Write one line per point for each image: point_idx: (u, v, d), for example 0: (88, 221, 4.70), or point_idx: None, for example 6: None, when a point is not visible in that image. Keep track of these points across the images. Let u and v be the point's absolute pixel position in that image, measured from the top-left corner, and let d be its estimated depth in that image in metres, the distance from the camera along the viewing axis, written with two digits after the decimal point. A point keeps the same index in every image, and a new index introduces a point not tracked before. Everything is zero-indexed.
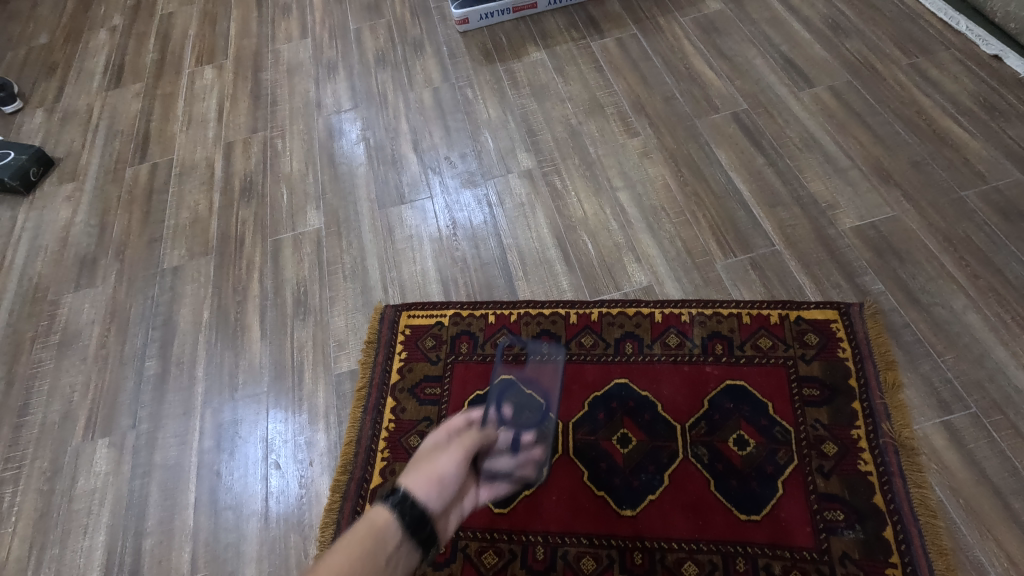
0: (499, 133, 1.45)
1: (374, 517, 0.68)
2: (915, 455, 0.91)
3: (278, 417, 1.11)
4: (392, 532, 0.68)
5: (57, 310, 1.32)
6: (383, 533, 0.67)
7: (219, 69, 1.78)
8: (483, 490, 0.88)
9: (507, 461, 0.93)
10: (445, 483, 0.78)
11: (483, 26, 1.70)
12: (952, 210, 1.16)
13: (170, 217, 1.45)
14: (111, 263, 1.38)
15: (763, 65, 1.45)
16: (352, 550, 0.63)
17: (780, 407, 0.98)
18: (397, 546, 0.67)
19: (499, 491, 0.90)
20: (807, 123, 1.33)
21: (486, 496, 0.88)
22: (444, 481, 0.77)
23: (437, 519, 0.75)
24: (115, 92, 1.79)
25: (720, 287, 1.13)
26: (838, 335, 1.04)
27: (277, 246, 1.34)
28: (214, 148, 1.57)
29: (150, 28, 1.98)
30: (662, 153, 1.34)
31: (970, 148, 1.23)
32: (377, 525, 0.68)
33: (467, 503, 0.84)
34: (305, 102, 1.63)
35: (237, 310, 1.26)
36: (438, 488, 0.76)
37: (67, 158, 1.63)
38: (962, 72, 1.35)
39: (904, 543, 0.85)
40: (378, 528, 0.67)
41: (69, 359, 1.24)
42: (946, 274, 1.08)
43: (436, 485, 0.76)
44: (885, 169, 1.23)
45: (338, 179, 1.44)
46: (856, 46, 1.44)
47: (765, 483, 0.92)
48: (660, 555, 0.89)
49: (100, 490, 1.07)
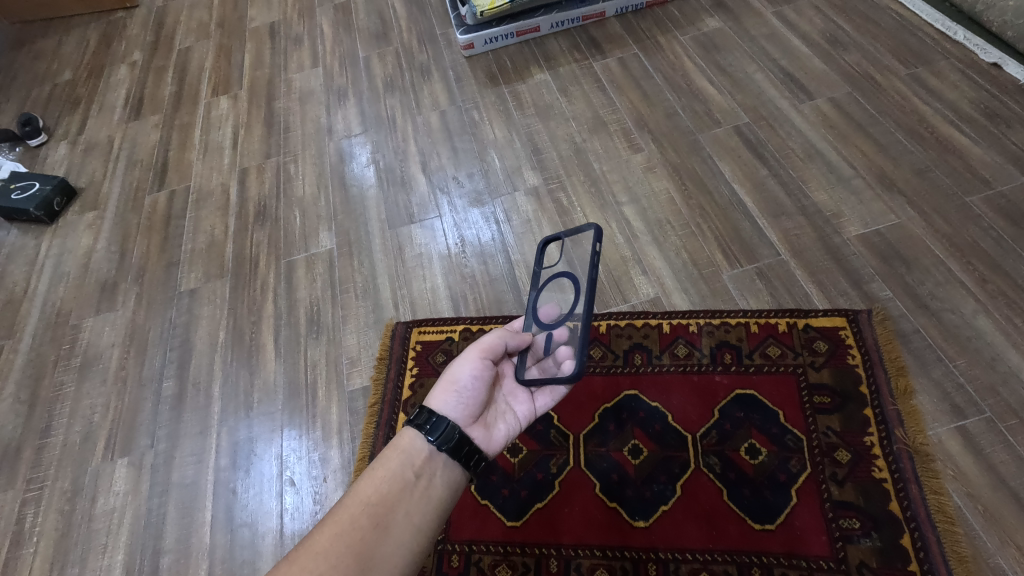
0: (505, 153, 1.49)
1: (399, 438, 0.69)
2: (930, 461, 0.90)
3: (292, 435, 1.12)
4: (420, 452, 0.68)
5: (78, 334, 1.36)
6: (408, 455, 0.68)
7: (234, 99, 1.85)
8: (533, 396, 0.80)
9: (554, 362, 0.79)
10: (463, 394, 0.74)
11: (488, 50, 1.75)
12: (958, 216, 1.16)
13: (187, 241, 1.49)
14: (130, 287, 1.42)
15: (763, 79, 1.48)
16: (376, 479, 0.65)
17: (791, 415, 0.98)
18: (428, 462, 0.68)
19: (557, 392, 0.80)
20: (809, 134, 1.35)
21: (544, 401, 0.80)
22: (461, 389, 0.74)
23: (471, 429, 0.73)
24: (135, 123, 1.86)
25: (727, 297, 1.14)
26: (847, 342, 1.04)
27: (291, 267, 1.37)
28: (229, 174, 1.62)
29: (168, 62, 2.06)
30: (665, 167, 1.36)
31: (973, 155, 1.24)
32: (400, 448, 0.68)
33: (514, 413, 0.79)
34: (317, 128, 1.68)
35: (251, 330, 1.29)
36: (458, 398, 0.74)
37: (88, 187, 1.68)
38: (961, 80, 1.36)
39: (922, 550, 0.84)
40: (404, 451, 0.68)
41: (89, 382, 1.27)
42: (954, 279, 1.08)
43: (452, 394, 0.74)
44: (888, 178, 1.24)
45: (349, 202, 1.48)
46: (855, 58, 1.46)
47: (778, 492, 0.92)
48: (674, 566, 0.88)
49: (119, 510, 1.09)
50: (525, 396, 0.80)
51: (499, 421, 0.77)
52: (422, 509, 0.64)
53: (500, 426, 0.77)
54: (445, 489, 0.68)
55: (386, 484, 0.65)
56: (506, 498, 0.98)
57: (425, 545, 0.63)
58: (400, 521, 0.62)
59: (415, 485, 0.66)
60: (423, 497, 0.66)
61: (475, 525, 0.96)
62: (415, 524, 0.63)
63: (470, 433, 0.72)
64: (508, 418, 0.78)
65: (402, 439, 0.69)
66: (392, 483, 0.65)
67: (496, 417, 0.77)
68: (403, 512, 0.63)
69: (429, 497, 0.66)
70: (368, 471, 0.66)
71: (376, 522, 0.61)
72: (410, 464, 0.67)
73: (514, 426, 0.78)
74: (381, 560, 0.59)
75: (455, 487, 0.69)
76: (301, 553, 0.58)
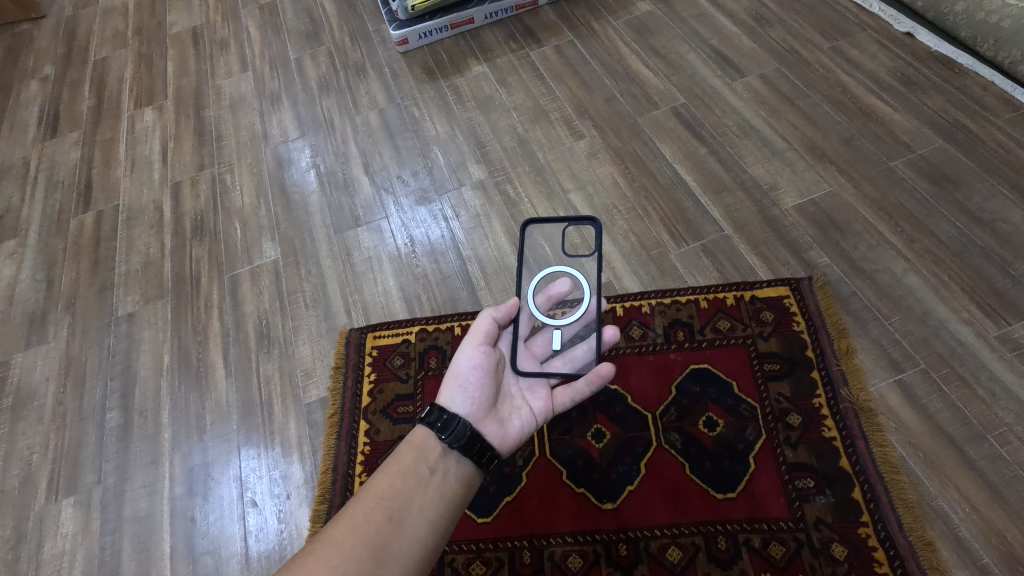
0: (449, 148, 1.47)
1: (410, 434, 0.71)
2: (874, 415, 0.95)
3: (250, 455, 1.09)
4: (433, 448, 0.70)
5: (7, 371, 1.27)
6: (422, 450, 0.69)
7: (160, 110, 1.76)
8: (550, 394, 0.82)
9: (580, 351, 0.85)
10: (469, 385, 0.75)
11: (423, 45, 1.72)
12: (884, 180, 1.22)
13: (121, 263, 1.41)
14: (61, 317, 1.34)
15: (696, 60, 1.51)
16: (389, 474, 0.67)
17: (744, 385, 1.01)
18: (441, 459, 0.69)
19: (576, 390, 0.82)
20: (742, 111, 1.38)
21: (562, 398, 0.82)
22: (465, 382, 0.75)
23: (483, 425, 0.74)
24: (52, 141, 1.74)
25: (675, 276, 1.16)
26: (791, 310, 1.08)
27: (234, 281, 1.32)
28: (161, 190, 1.55)
29: (83, 75, 1.94)
30: (608, 152, 1.37)
31: (894, 121, 1.30)
32: (413, 443, 0.70)
33: (530, 409, 0.80)
34: (251, 135, 1.62)
35: (198, 350, 1.23)
36: (465, 390, 0.74)
37: (5, 214, 1.57)
38: (879, 51, 1.42)
39: (872, 501, 0.88)
40: (418, 445, 0.70)
41: (24, 421, 1.19)
42: (884, 241, 1.14)
43: (458, 389, 0.75)
44: (819, 148, 1.29)
45: (292, 209, 1.43)
46: (780, 34, 1.51)
47: (737, 460, 0.95)
48: (643, 543, 0.90)
49: (69, 552, 1.03)
50: (543, 393, 0.82)
51: (514, 416, 0.78)
52: (434, 504, 0.65)
53: (516, 420, 0.78)
54: (458, 485, 0.69)
55: (400, 480, 0.66)
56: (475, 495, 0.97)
57: (437, 541, 0.64)
58: (412, 515, 0.63)
59: (429, 480, 0.67)
60: (436, 492, 0.66)
61: None
62: (428, 518, 0.64)
63: (483, 430, 0.73)
64: (523, 413, 0.79)
65: (415, 435, 0.71)
66: (404, 478, 0.66)
67: (511, 413, 0.78)
68: (417, 506, 0.64)
69: (443, 492, 0.67)
70: (383, 465, 0.68)
71: (389, 516, 0.63)
72: (423, 459, 0.69)
73: (531, 421, 0.79)
74: (393, 555, 0.60)
75: (466, 482, 0.70)
76: (316, 547, 0.59)
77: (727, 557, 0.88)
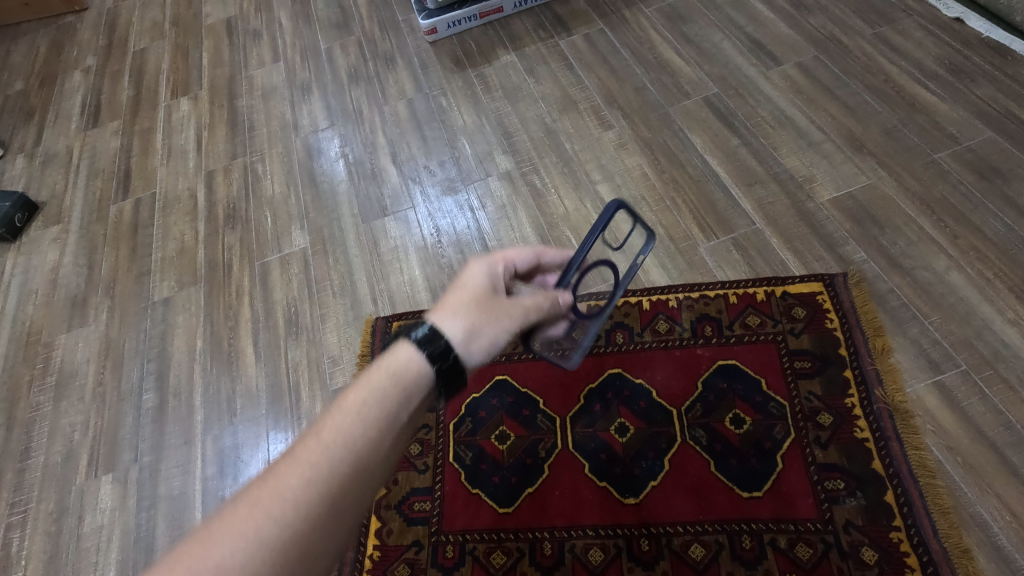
0: (476, 138, 1.46)
1: (399, 361, 0.53)
2: (910, 418, 0.92)
3: (279, 439, 1.11)
4: (419, 385, 0.53)
5: (51, 352, 1.33)
6: (408, 388, 0.53)
7: (195, 100, 1.80)
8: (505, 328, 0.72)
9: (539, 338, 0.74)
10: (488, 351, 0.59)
11: (452, 34, 1.71)
12: (927, 173, 1.17)
13: (157, 250, 1.45)
14: (102, 301, 1.39)
15: (730, 48, 1.47)
16: (368, 415, 0.50)
17: (773, 382, 0.99)
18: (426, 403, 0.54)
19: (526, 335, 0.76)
20: (778, 101, 1.34)
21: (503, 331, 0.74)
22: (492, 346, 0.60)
23: None
24: (93, 131, 1.80)
25: (704, 270, 1.13)
26: (825, 307, 1.04)
27: (265, 269, 1.35)
28: (196, 178, 1.58)
29: (123, 66, 2.00)
30: (637, 143, 1.35)
31: (940, 112, 1.24)
32: (387, 372, 0.53)
33: None
34: (282, 125, 1.64)
35: (229, 336, 1.26)
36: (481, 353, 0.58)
37: (50, 202, 1.63)
38: (926, 37, 1.36)
39: (906, 505, 0.86)
40: (403, 382, 0.53)
41: (66, 401, 1.24)
42: (926, 236, 1.09)
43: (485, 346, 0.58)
44: (858, 140, 1.24)
45: (321, 198, 1.45)
46: (820, 20, 1.46)
47: (764, 459, 0.93)
48: (666, 539, 0.89)
49: (107, 527, 1.08)
50: None
51: None
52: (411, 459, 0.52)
53: None
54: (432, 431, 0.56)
55: (375, 417, 0.50)
56: (497, 485, 0.98)
57: None
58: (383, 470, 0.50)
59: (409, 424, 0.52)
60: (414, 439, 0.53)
61: (467, 514, 0.96)
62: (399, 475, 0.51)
63: None
64: None
65: (404, 364, 0.53)
66: (378, 419, 0.50)
67: None
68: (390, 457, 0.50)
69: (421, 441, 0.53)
70: (349, 396, 0.51)
71: (360, 464, 0.48)
72: (401, 392, 0.53)
73: None
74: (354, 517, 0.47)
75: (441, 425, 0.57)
76: (263, 494, 0.45)
77: (751, 557, 0.86)
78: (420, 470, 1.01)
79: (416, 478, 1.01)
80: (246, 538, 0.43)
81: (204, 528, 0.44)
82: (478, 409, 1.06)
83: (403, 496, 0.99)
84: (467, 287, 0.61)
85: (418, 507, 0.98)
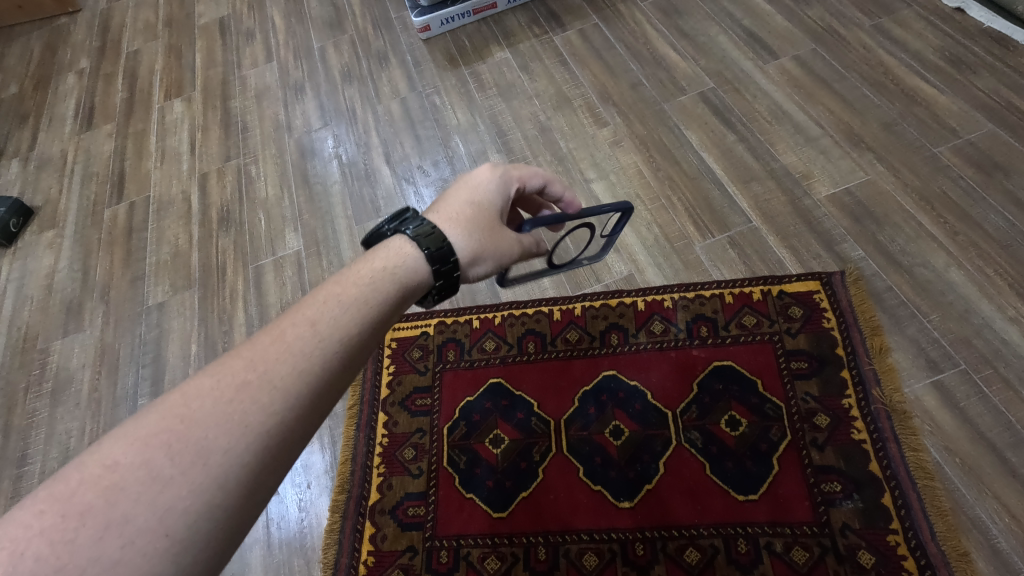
0: (469, 137, 1.45)
1: (395, 259, 0.52)
2: (908, 419, 0.91)
3: None
4: (415, 283, 0.53)
5: (47, 358, 1.33)
6: (401, 291, 0.52)
7: (188, 102, 1.78)
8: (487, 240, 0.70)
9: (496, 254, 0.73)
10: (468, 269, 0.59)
11: (446, 31, 1.69)
12: (927, 168, 1.15)
13: (152, 254, 1.45)
14: (96, 306, 1.39)
15: (727, 42, 1.45)
16: (363, 309, 0.49)
17: (769, 384, 0.98)
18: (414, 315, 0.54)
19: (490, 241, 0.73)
20: (775, 95, 1.32)
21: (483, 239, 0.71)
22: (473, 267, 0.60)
23: None
24: (88, 134, 1.79)
25: (700, 269, 1.12)
26: (822, 307, 1.03)
27: (259, 272, 1.34)
28: (189, 181, 1.58)
29: (117, 68, 1.99)
30: (632, 140, 1.33)
31: (940, 105, 1.22)
32: (386, 273, 0.51)
33: None
34: (275, 126, 1.63)
35: (224, 340, 1.26)
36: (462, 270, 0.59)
37: (45, 206, 1.63)
38: (926, 28, 1.33)
39: (903, 507, 0.85)
40: (401, 284, 0.52)
41: (62, 407, 1.24)
42: (924, 233, 1.07)
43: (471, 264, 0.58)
44: (856, 134, 1.22)
45: (314, 200, 1.44)
46: (818, 12, 1.43)
47: (760, 461, 0.92)
48: (661, 543, 0.89)
49: None
50: None
51: None
52: None
53: None
54: None
55: (371, 322, 0.49)
56: (491, 490, 0.97)
57: None
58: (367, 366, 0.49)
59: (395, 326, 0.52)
60: None
61: (462, 519, 0.96)
62: None
63: None
64: None
65: (400, 263, 0.52)
66: (373, 323, 0.49)
67: None
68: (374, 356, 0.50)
69: None
70: (346, 289, 0.49)
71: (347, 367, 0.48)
72: (395, 296, 0.52)
73: None
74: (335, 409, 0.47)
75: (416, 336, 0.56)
76: (252, 377, 0.43)
77: (747, 561, 0.85)
78: (415, 474, 1.01)
79: (410, 483, 1.00)
80: (228, 419, 0.41)
81: (180, 397, 0.42)
82: (471, 413, 1.05)
83: (397, 501, 0.99)
84: (476, 193, 0.60)
85: (412, 512, 0.98)
